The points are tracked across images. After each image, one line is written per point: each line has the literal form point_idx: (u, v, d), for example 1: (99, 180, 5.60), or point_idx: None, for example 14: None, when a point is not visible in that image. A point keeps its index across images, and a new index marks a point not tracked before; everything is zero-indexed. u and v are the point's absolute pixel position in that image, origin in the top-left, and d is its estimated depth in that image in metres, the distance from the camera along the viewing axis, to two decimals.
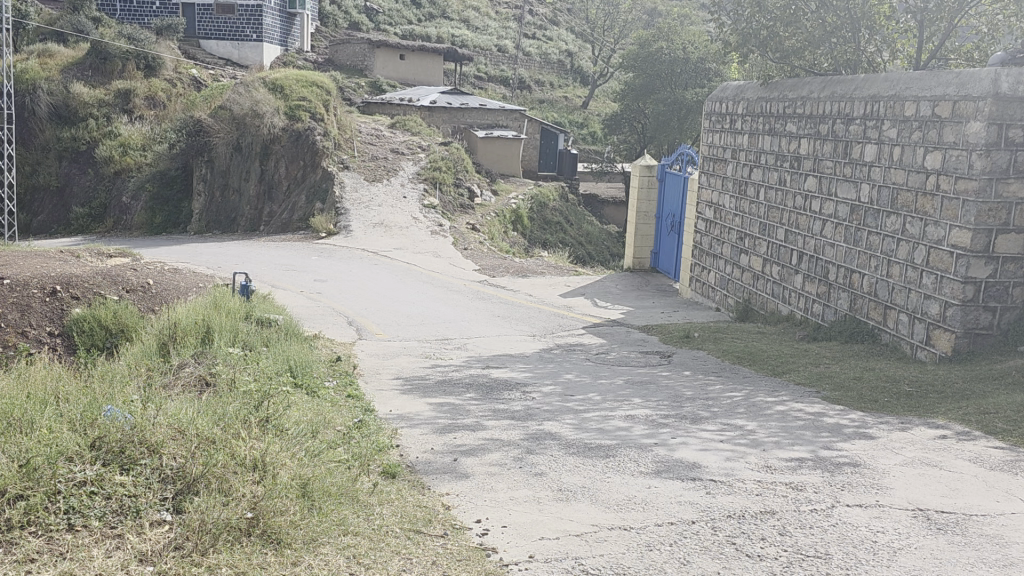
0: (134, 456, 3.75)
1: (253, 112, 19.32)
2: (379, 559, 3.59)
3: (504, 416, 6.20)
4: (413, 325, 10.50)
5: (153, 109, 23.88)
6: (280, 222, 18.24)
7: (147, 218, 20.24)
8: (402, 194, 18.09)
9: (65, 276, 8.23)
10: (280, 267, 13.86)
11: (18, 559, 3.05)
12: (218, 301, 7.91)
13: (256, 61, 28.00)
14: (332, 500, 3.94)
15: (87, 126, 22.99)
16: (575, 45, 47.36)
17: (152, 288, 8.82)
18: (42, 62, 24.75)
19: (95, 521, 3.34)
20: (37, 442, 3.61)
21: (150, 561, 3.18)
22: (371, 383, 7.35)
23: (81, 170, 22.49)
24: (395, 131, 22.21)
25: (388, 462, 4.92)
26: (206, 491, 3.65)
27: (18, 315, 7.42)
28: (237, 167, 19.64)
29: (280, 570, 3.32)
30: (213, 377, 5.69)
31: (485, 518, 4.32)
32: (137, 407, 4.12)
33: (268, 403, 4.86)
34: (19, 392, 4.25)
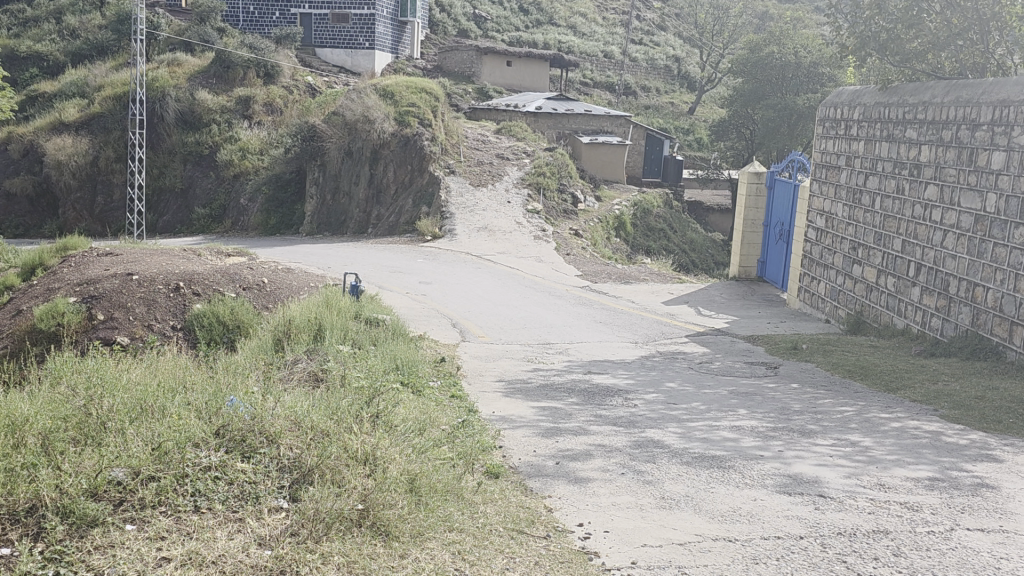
0: (254, 444, 3.93)
1: (365, 118, 19.88)
2: (483, 557, 3.65)
3: (607, 422, 6.18)
4: (515, 328, 10.58)
5: (271, 115, 24.88)
6: (388, 225, 18.70)
7: (263, 220, 21.15)
8: (506, 199, 18.28)
9: (188, 273, 8.74)
10: (386, 269, 14.21)
11: (150, 536, 3.20)
12: (329, 300, 8.21)
13: (368, 68, 28.68)
14: (438, 496, 4.04)
15: (210, 131, 24.16)
16: (683, 51, 46.82)
17: (267, 285, 9.21)
18: (171, 71, 26.23)
19: (219, 504, 3.50)
20: (168, 428, 3.80)
21: (268, 545, 3.33)
22: (474, 384, 7.45)
23: (203, 172, 23.65)
24: (500, 137, 22.45)
25: (491, 462, 5.01)
26: (320, 482, 3.80)
27: (145, 310, 8.00)
28: (347, 172, 20.24)
29: (389, 560, 3.42)
30: (324, 373, 5.88)
31: (586, 522, 4.33)
32: (257, 398, 4.30)
33: (378, 400, 5.01)
34: (152, 379, 4.51)
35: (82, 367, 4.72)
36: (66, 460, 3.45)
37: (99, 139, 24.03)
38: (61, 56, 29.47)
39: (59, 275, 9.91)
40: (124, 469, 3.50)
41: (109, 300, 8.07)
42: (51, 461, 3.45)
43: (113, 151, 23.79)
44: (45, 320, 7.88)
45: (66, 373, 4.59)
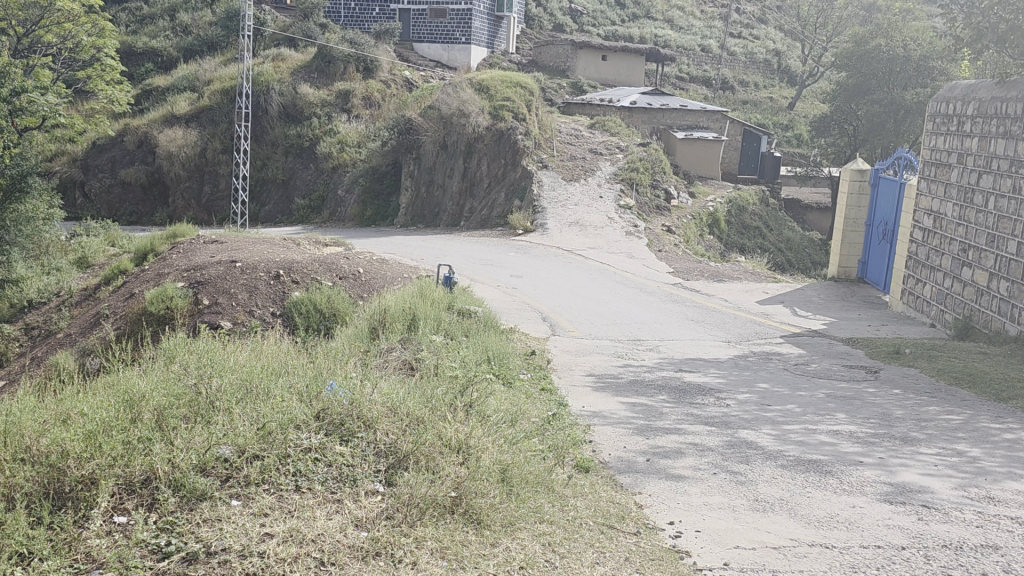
0: (352, 429, 4.05)
1: (460, 112, 20.08)
2: (574, 550, 3.66)
3: (700, 421, 6.09)
4: (606, 324, 10.54)
5: (369, 109, 25.40)
6: (480, 219, 18.86)
7: (360, 212, 21.66)
8: (599, 194, 18.18)
9: (288, 262, 9.02)
10: (478, 262, 14.34)
11: (254, 512, 3.32)
12: (423, 291, 8.35)
13: (464, 63, 28.94)
14: (529, 488, 4.08)
15: (311, 124, 24.82)
16: (784, 44, 45.53)
17: (363, 275, 9.43)
18: (275, 66, 27.11)
19: (318, 485, 3.62)
20: (272, 409, 3.94)
21: (365, 527, 3.41)
22: (564, 378, 7.46)
23: (303, 164, 24.33)
24: (594, 132, 22.35)
25: (581, 456, 5.02)
26: (415, 468, 3.87)
27: (247, 296, 8.30)
28: (442, 165, 20.49)
29: (481, 548, 3.46)
30: (417, 362, 5.98)
31: (678, 521, 4.28)
32: (356, 383, 4.41)
33: (471, 389, 5.08)
34: (257, 361, 4.68)
35: (193, 348, 4.92)
36: (178, 435, 3.59)
37: (207, 131, 25.03)
38: (174, 52, 30.81)
39: (169, 261, 10.38)
40: (230, 448, 3.64)
41: (214, 286, 8.41)
42: (164, 436, 3.59)
43: (220, 143, 24.73)
44: (155, 304, 8.28)
45: (179, 353, 4.80)
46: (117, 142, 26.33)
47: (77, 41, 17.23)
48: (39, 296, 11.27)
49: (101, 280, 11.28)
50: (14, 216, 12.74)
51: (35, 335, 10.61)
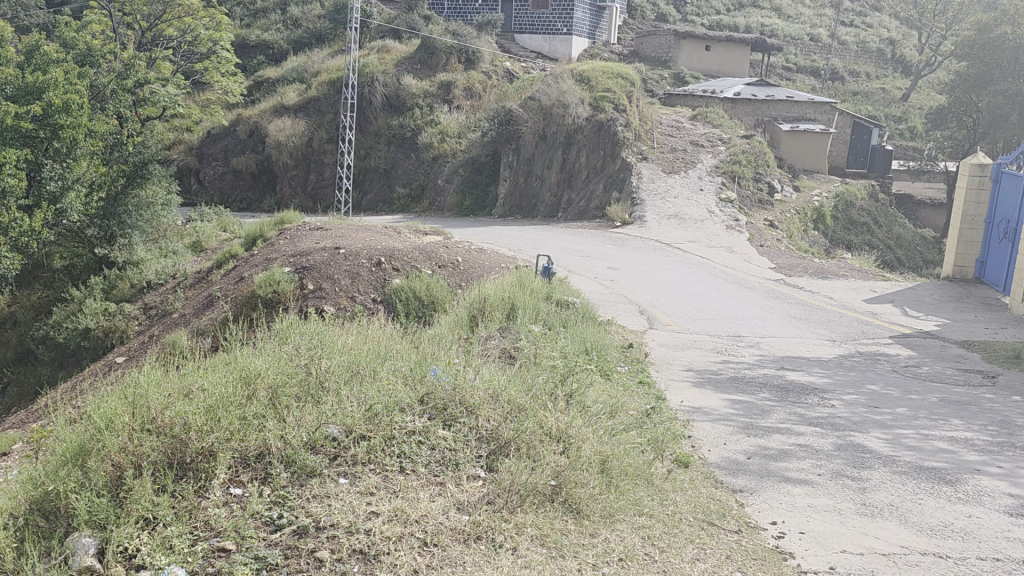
0: (455, 414, 4.12)
1: (559, 103, 20.09)
2: (674, 545, 3.62)
3: (805, 421, 5.93)
4: (705, 319, 10.36)
5: (470, 99, 25.60)
6: (578, 210, 18.82)
7: (459, 201, 21.93)
8: (699, 186, 17.85)
9: (389, 250, 9.22)
10: (575, 253, 14.32)
11: (361, 491, 3.41)
12: (522, 281, 8.41)
13: (565, 54, 28.84)
14: (629, 479, 4.06)
15: (413, 115, 25.27)
16: (899, 32, 43.53)
17: (462, 264, 9.55)
18: (380, 57, 27.71)
19: (422, 467, 3.69)
20: (378, 391, 4.03)
21: (466, 510, 3.46)
22: (661, 372, 7.38)
23: (405, 154, 24.79)
24: (696, 123, 21.94)
25: (681, 451, 4.98)
26: (515, 454, 3.91)
27: (350, 283, 8.52)
28: (541, 156, 20.52)
29: (580, 538, 3.47)
30: (516, 351, 6.00)
31: (781, 521, 4.18)
32: (458, 369, 4.49)
33: (571, 380, 5.10)
34: (363, 344, 4.82)
35: (303, 329, 5.09)
36: (290, 413, 3.72)
37: (314, 121, 25.78)
38: (285, 44, 31.83)
39: (276, 247, 10.75)
40: (338, 428, 3.76)
41: (319, 272, 8.67)
42: (276, 414, 3.72)
43: (326, 133, 25.43)
44: (263, 288, 8.60)
45: (291, 333, 4.97)
46: (230, 131, 27.46)
47: (196, 35, 18.00)
48: (157, 278, 11.84)
49: (214, 263, 11.80)
50: (135, 202, 13.03)
51: (153, 314, 11.17)
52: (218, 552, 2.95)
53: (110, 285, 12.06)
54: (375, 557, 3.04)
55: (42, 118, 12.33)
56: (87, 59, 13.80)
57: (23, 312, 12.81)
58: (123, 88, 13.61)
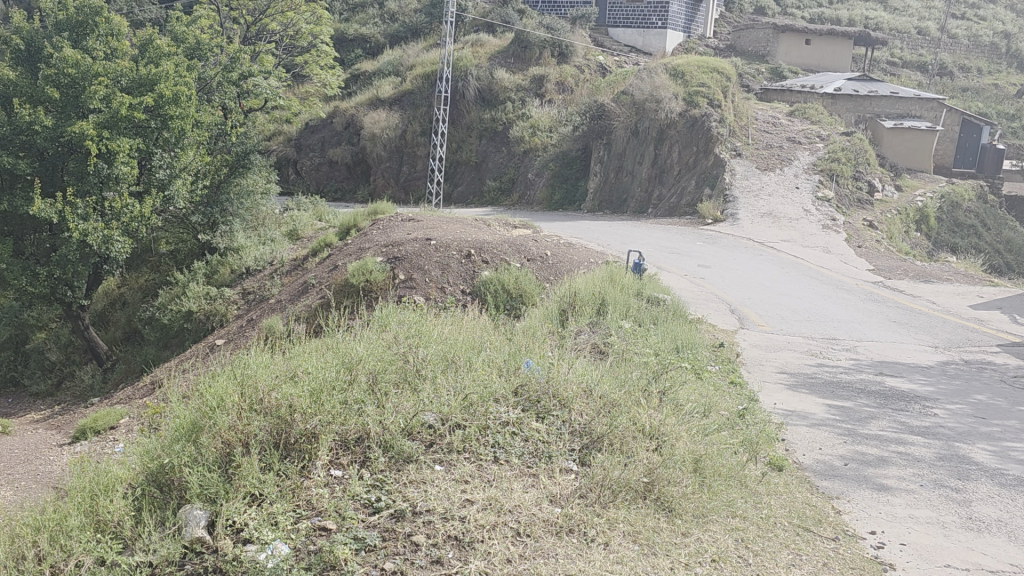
0: (548, 407, 4.15)
1: (653, 98, 19.87)
2: (768, 548, 3.55)
3: (906, 429, 5.73)
4: (799, 320, 10.09)
5: (562, 93, 25.50)
6: (668, 207, 18.61)
7: (549, 195, 21.96)
8: (795, 184, 17.36)
9: (479, 242, 9.32)
10: (666, 249, 14.16)
11: (456, 479, 3.47)
12: (613, 277, 8.39)
13: (659, 48, 28.47)
14: (722, 481, 4.01)
15: (505, 108, 25.39)
16: (1015, 25, 41.26)
17: (550, 258, 9.57)
18: (474, 51, 27.95)
19: (515, 458, 3.72)
20: (474, 381, 4.09)
21: (559, 503, 3.48)
22: (753, 373, 7.23)
23: (496, 147, 24.94)
24: (793, 119, 21.35)
25: (775, 454, 4.88)
26: (609, 450, 3.91)
27: (440, 274, 8.64)
28: (632, 151, 20.27)
29: (673, 537, 3.44)
30: (607, 346, 5.97)
31: (880, 531, 4.05)
32: (551, 363, 4.52)
33: (664, 378, 5.07)
34: (459, 334, 4.88)
35: (402, 318, 5.19)
36: (389, 399, 3.81)
37: (408, 114, 26.17)
38: (381, 38, 32.48)
39: (370, 237, 10.97)
40: (434, 415, 3.83)
41: (410, 262, 8.81)
42: (376, 399, 3.81)
43: (419, 126, 25.77)
44: (356, 276, 8.78)
45: (390, 321, 5.07)
46: (327, 123, 28.18)
47: (297, 29, 18.50)
48: (256, 265, 12.34)
49: (309, 252, 12.13)
50: (237, 190, 13.57)
51: (251, 299, 11.56)
52: (320, 531, 3.04)
53: (212, 270, 12.61)
54: (469, 544, 3.09)
55: (154, 106, 11.85)
56: (195, 52, 13.91)
57: (131, 293, 13.95)
58: (228, 81, 13.90)
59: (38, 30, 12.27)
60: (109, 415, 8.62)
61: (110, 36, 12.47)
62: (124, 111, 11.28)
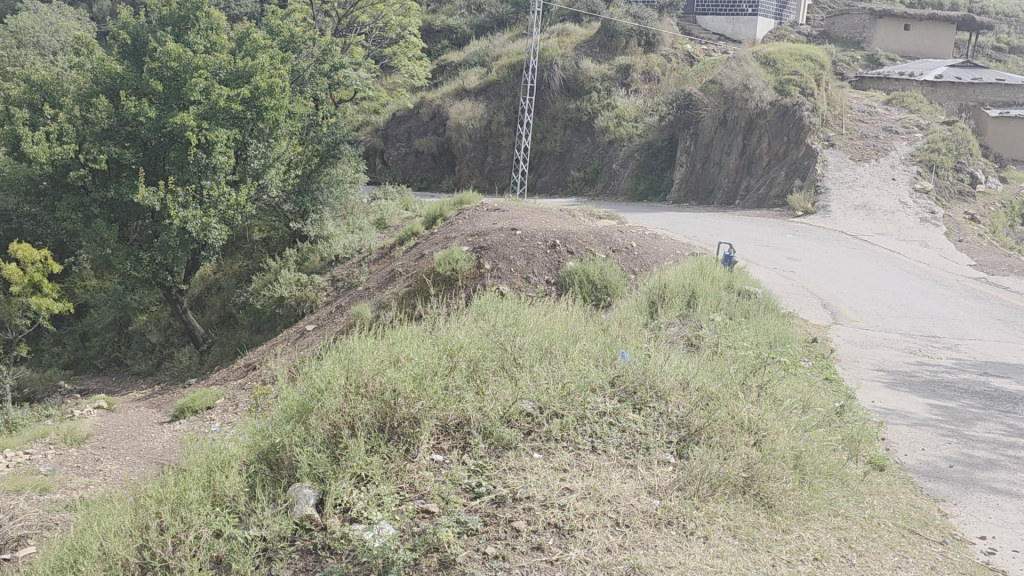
0: (644, 398, 4.17)
1: (743, 87, 19.38)
2: (873, 549, 3.45)
3: (1013, 432, 5.49)
4: (895, 317, 9.76)
5: (648, 83, 24.96)
6: (756, 198, 18.19)
7: (633, 186, 21.82)
8: (891, 175, 16.78)
9: (565, 232, 9.33)
10: (754, 242, 13.87)
11: (555, 467, 3.49)
12: (704, 269, 8.28)
13: (749, 36, 27.81)
14: (822, 478, 3.94)
15: (591, 98, 25.22)
16: None
17: (636, 250, 9.50)
18: (560, 41, 27.97)
19: (614, 449, 3.73)
20: (571, 371, 4.12)
21: (657, 495, 3.47)
22: (849, 370, 7.02)
23: (581, 138, 24.85)
24: (890, 108, 20.62)
25: (876, 454, 4.75)
26: (707, 442, 3.88)
27: (525, 264, 8.67)
28: (720, 142, 19.88)
29: (774, 533, 3.39)
30: (698, 339, 5.91)
31: (990, 536, 3.90)
32: (648, 355, 4.50)
33: (761, 372, 5.01)
34: (555, 323, 4.91)
35: (499, 305, 5.24)
36: (488, 386, 3.86)
37: (494, 104, 26.25)
38: (468, 29, 32.71)
39: (455, 226, 11.08)
40: (532, 403, 3.87)
41: (495, 252, 8.85)
42: (476, 386, 3.87)
43: (504, 116, 25.79)
44: (442, 265, 8.79)
45: (488, 308, 5.14)
46: (414, 113, 28.60)
47: (387, 21, 18.66)
48: (344, 252, 12.62)
49: (396, 241, 12.33)
50: (327, 178, 13.89)
51: (340, 286, 11.82)
52: (423, 513, 3.10)
53: (302, 257, 12.97)
54: (569, 532, 3.11)
55: (250, 97, 12.18)
56: (289, 45, 14.20)
57: (226, 278, 14.56)
58: (319, 73, 14.17)
59: (142, 24, 12.76)
60: (206, 395, 8.98)
61: (210, 30, 12.86)
62: (222, 102, 11.66)
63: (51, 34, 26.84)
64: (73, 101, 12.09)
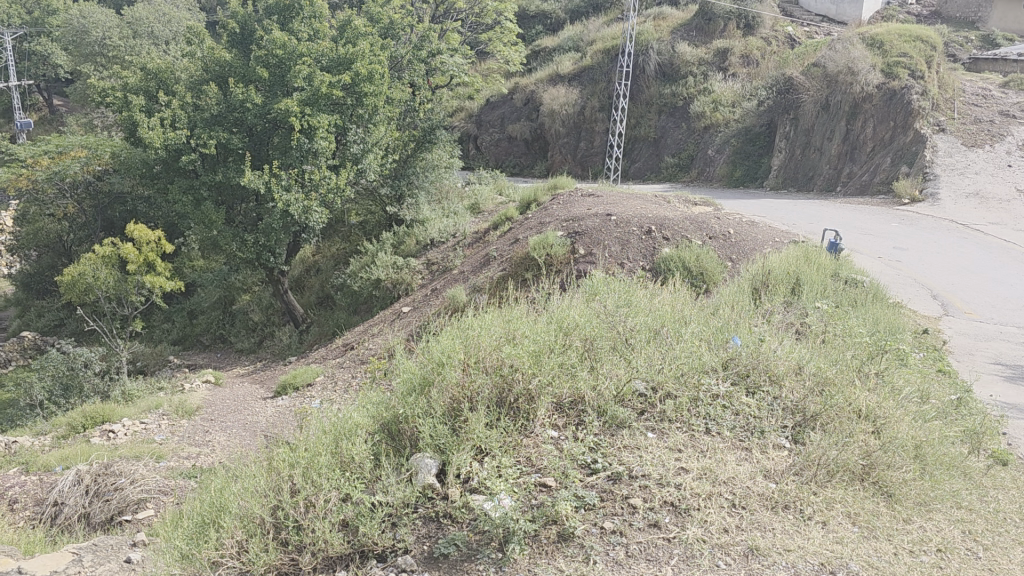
0: (758, 382, 4.15)
1: (848, 70, 18.75)
2: (1000, 542, 3.30)
3: None
4: (1012, 309, 9.32)
5: (747, 67, 24.29)
6: (860, 184, 17.58)
7: (729, 172, 21.40)
8: (1007, 162, 15.93)
9: (661, 218, 9.25)
10: (858, 230, 13.43)
11: (670, 447, 3.52)
12: (808, 256, 8.10)
13: (853, 16, 26.73)
14: (944, 470, 3.82)
15: (687, 83, 24.82)
16: None
17: (733, 237, 9.34)
18: (656, 25, 27.68)
19: (727, 431, 3.72)
20: (683, 352, 4.11)
21: (773, 478, 3.44)
22: (963, 363, 6.75)
23: (676, 123, 24.49)
24: (1007, 91, 19.53)
25: (999, 449, 4.56)
26: (822, 429, 3.83)
27: (620, 249, 8.63)
28: (822, 127, 19.25)
29: (894, 522, 3.30)
30: (805, 326, 5.80)
31: None
32: (760, 340, 4.46)
33: (876, 360, 4.91)
34: (664, 306, 4.92)
35: (609, 287, 5.26)
36: (602, 364, 3.90)
37: (588, 90, 26.02)
38: (562, 14, 32.62)
39: (550, 211, 11.09)
40: (645, 383, 3.90)
41: (590, 238, 8.83)
42: (590, 365, 3.91)
43: (598, 102, 25.51)
44: (537, 250, 8.81)
45: (599, 289, 5.17)
46: (508, 99, 28.77)
47: (482, 8, 18.75)
48: (439, 236, 12.81)
49: (490, 225, 12.45)
50: (423, 164, 14.13)
51: (435, 270, 12.02)
52: (541, 487, 3.17)
53: (399, 241, 13.27)
54: (685, 511, 3.13)
55: (351, 84, 12.43)
56: (388, 31, 14.30)
57: (325, 260, 15.01)
58: (417, 59, 14.28)
59: (250, 14, 13.17)
60: (306, 372, 9.30)
61: (313, 18, 13.12)
62: (324, 88, 11.94)
63: (163, 24, 27.97)
64: (185, 88, 12.54)
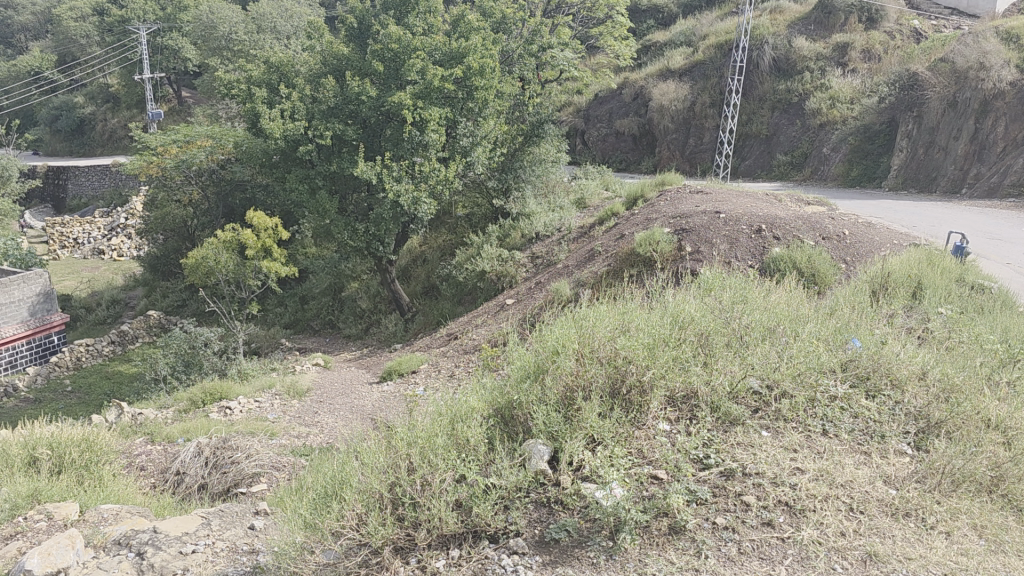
0: (878, 386, 4.04)
1: (979, 65, 17.80)
2: None
3: None
4: None
5: (868, 62, 23.24)
6: (987, 187, 16.69)
7: (846, 171, 20.69)
8: None
9: (772, 217, 9.03)
10: (985, 234, 12.75)
11: (785, 446, 3.45)
12: (931, 260, 7.75)
13: (986, 10, 25.23)
14: None
15: (803, 79, 24.02)
16: None
17: (848, 237, 9.03)
18: (772, 19, 26.98)
19: (845, 433, 3.64)
20: (803, 352, 4.02)
21: (895, 484, 3.33)
22: None
23: (790, 120, 23.79)
24: None
25: None
26: (947, 437, 3.68)
27: (729, 247, 8.49)
28: (949, 125, 18.23)
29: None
30: (928, 331, 5.58)
31: None
32: (882, 343, 4.32)
33: (1009, 369, 4.66)
34: (782, 304, 4.82)
35: (725, 283, 5.20)
36: (718, 359, 3.87)
37: (699, 85, 25.48)
38: (675, 8, 32.30)
39: (658, 207, 11.00)
40: (760, 381, 3.85)
41: (698, 235, 8.72)
42: (705, 360, 3.88)
43: (708, 97, 24.85)
44: (643, 246, 8.76)
45: (715, 285, 5.12)
46: (617, 94, 28.67)
47: (594, 2, 18.62)
48: (544, 230, 12.86)
49: (596, 220, 12.43)
50: (531, 158, 14.20)
51: (539, 263, 12.07)
52: (653, 479, 3.18)
53: (505, 233, 13.41)
54: (801, 512, 3.07)
55: (463, 77, 12.59)
56: (500, 26, 14.39)
57: (432, 251, 15.31)
58: (528, 53, 14.29)
59: (368, 9, 13.52)
60: (411, 360, 9.52)
61: (428, 13, 13.32)
62: (437, 82, 12.14)
63: (286, 19, 29.01)
64: (304, 81, 12.96)
